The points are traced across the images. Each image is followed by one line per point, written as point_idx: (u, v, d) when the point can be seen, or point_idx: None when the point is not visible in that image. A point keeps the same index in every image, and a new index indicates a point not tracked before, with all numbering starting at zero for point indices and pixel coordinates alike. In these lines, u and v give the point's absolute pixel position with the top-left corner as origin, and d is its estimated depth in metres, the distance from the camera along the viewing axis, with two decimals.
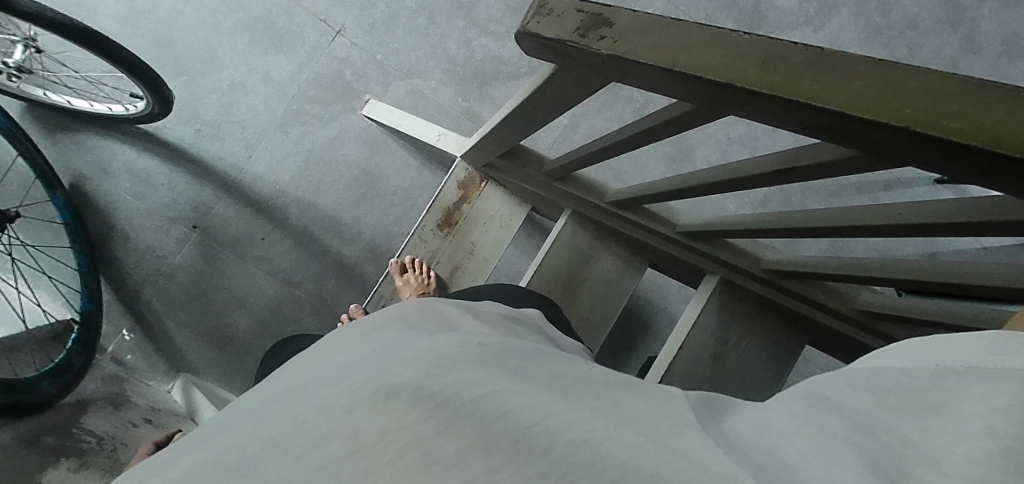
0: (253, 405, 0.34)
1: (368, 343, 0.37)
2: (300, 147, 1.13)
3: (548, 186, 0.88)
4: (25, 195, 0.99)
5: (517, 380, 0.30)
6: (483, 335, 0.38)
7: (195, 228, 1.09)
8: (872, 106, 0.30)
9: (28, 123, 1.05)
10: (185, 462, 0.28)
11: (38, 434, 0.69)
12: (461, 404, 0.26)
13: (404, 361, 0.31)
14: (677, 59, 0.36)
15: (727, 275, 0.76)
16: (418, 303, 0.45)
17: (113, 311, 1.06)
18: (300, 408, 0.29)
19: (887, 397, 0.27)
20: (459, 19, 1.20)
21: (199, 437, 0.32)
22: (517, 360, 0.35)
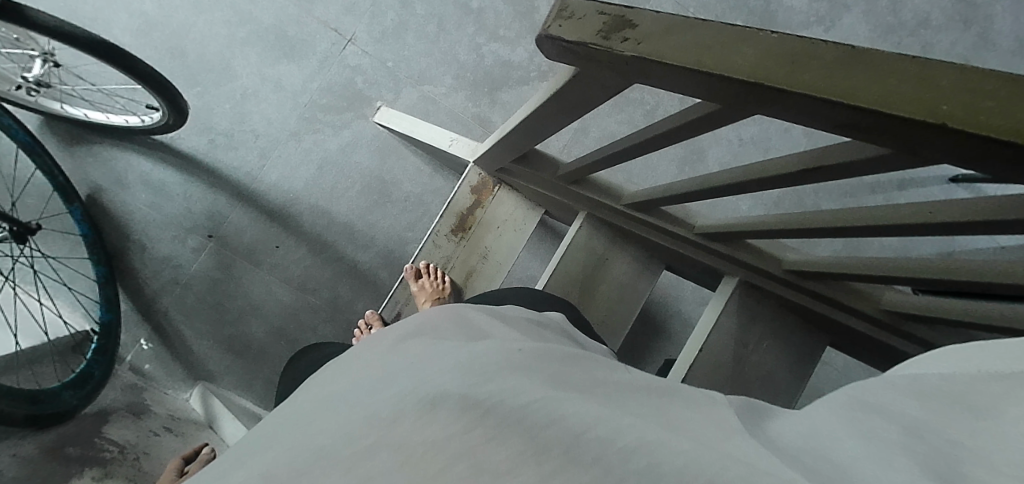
0: (294, 415, 0.34)
1: (405, 350, 0.37)
2: (312, 155, 1.14)
3: (563, 190, 0.87)
4: (44, 207, 1.00)
5: (562, 386, 0.30)
6: (518, 341, 0.38)
7: (210, 237, 1.10)
8: (905, 103, 0.29)
9: (45, 137, 1.07)
10: (234, 474, 0.28)
11: (61, 444, 0.69)
12: (510, 413, 0.27)
13: (447, 370, 0.31)
14: (703, 59, 0.36)
15: (746, 276, 0.76)
16: (447, 310, 0.45)
17: (131, 321, 1.07)
18: (344, 417, 0.30)
19: (935, 402, 0.27)
20: (468, 25, 1.21)
21: (242, 450, 0.32)
22: (558, 366, 0.35)
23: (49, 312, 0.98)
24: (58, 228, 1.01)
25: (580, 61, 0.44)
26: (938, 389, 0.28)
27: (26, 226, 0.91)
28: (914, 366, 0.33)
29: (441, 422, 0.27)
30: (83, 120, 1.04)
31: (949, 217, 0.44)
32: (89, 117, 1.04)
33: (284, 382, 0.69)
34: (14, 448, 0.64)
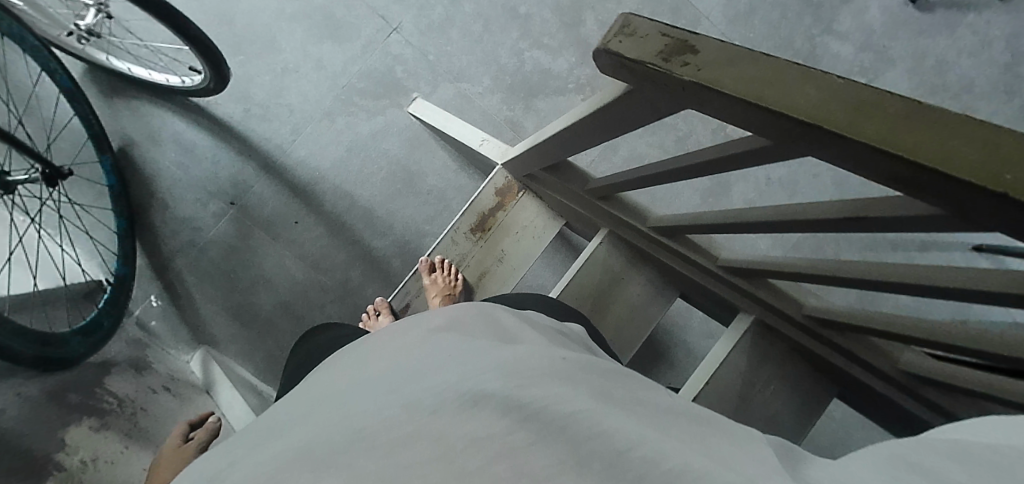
0: (330, 394, 0.35)
1: (441, 342, 0.38)
2: (343, 136, 1.14)
3: (588, 204, 0.87)
4: (76, 154, 1.03)
5: (604, 399, 0.31)
6: (556, 348, 0.38)
7: (232, 205, 1.10)
8: (966, 165, 0.29)
9: (86, 85, 1.09)
10: (273, 447, 0.29)
11: (65, 389, 0.70)
12: (554, 422, 0.27)
13: (490, 369, 0.32)
14: (764, 94, 0.36)
15: (762, 316, 0.75)
16: (481, 308, 0.46)
17: (143, 277, 1.07)
18: (383, 403, 0.30)
19: (982, 473, 0.26)
20: (513, 30, 1.22)
21: (273, 426, 0.33)
22: (600, 378, 0.35)
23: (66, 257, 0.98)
24: (86, 176, 1.03)
25: (633, 79, 0.44)
26: (986, 461, 0.27)
27: (59, 170, 0.91)
28: (954, 435, 0.32)
29: (484, 420, 0.27)
30: (125, 74, 1.05)
31: (985, 285, 0.43)
32: (132, 72, 1.06)
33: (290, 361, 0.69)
34: (20, 386, 0.64)
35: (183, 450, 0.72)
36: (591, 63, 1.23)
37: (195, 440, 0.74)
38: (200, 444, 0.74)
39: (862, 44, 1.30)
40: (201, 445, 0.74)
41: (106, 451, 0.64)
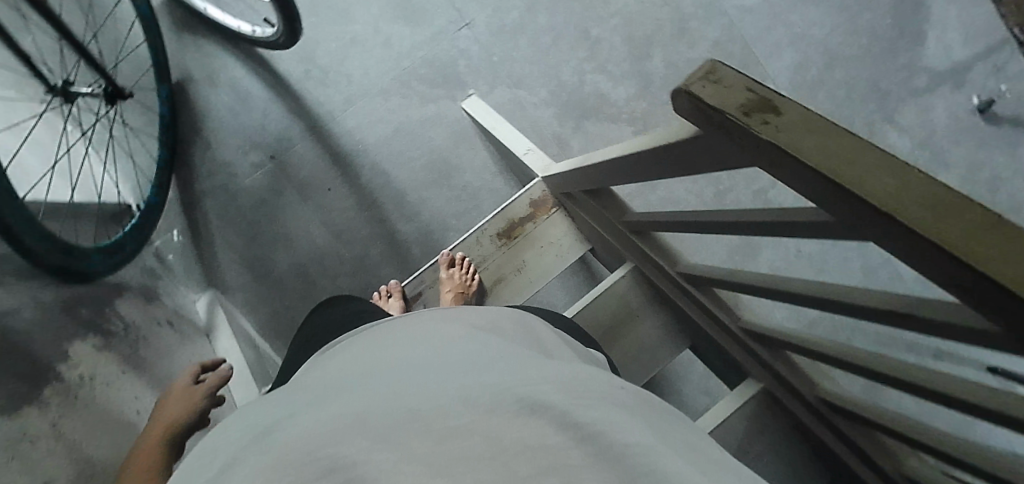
0: (396, 373, 0.39)
1: (505, 357, 0.41)
2: (393, 116, 1.15)
3: (620, 235, 0.86)
4: (137, 80, 1.06)
5: (661, 435, 0.32)
6: (615, 378, 0.41)
7: (272, 159, 1.12)
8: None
9: (162, 15, 1.12)
10: (343, 409, 0.33)
11: (77, 301, 0.71)
12: (603, 441, 0.29)
13: (553, 384, 0.35)
14: (841, 170, 0.36)
15: (771, 386, 0.73)
16: (533, 338, 0.50)
17: (171, 209, 1.08)
18: (447, 394, 0.34)
19: None
20: (580, 50, 1.24)
21: (343, 390, 0.38)
22: (660, 414, 0.37)
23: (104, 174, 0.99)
24: (142, 101, 1.06)
25: (704, 126, 0.44)
26: None
27: (121, 92, 0.95)
28: None
29: (536, 428, 0.30)
30: (203, 13, 1.08)
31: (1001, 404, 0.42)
32: (207, 12, 1.08)
33: (301, 327, 0.69)
34: (37, 291, 0.65)
35: (192, 394, 0.67)
36: (648, 98, 1.24)
37: (206, 384, 0.70)
38: (211, 390, 0.69)
39: (922, 141, 1.31)
40: (211, 392, 0.69)
41: (102, 371, 0.65)
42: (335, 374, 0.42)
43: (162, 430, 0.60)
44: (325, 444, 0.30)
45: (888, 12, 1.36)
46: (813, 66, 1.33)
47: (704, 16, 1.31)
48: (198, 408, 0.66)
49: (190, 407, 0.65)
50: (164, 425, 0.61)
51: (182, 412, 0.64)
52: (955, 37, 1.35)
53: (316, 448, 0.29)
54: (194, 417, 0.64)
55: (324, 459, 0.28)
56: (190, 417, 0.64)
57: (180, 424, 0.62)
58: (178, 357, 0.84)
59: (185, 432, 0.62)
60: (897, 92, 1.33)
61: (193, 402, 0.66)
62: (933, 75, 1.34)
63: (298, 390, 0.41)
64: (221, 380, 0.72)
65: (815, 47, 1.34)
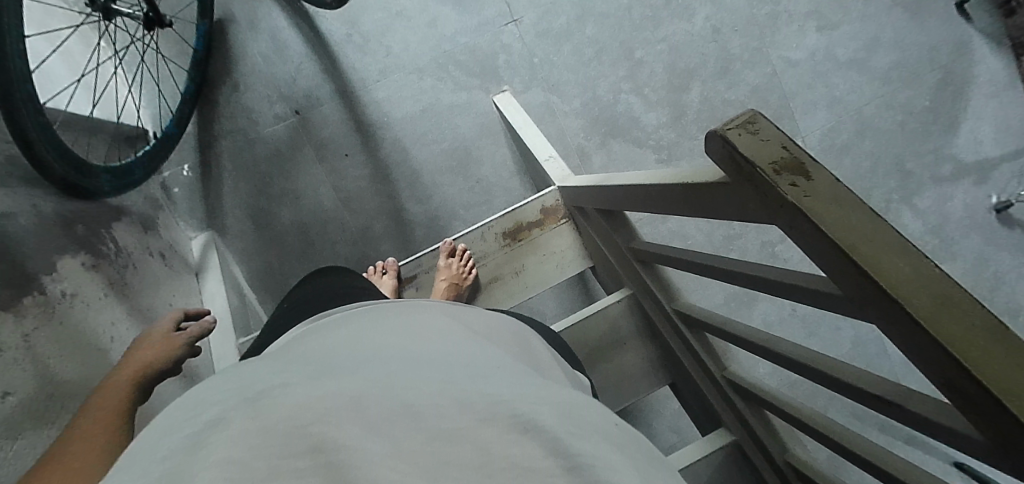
0: (399, 361, 0.40)
1: (503, 369, 0.42)
2: (423, 96, 1.15)
3: (623, 260, 0.85)
4: (179, 11, 1.05)
5: (644, 478, 0.33)
6: (606, 410, 0.41)
7: (296, 114, 1.11)
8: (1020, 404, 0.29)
9: None
10: (343, 385, 0.35)
11: (74, 217, 0.71)
12: (589, 472, 0.31)
13: (550, 406, 0.36)
14: (858, 248, 0.35)
15: (743, 441, 0.73)
16: (532, 359, 0.51)
17: (187, 144, 1.08)
18: (443, 393, 0.35)
19: None
20: (621, 69, 1.24)
21: (339, 365, 0.39)
22: (646, 455, 0.37)
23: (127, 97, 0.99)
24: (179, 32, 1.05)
25: (732, 174, 0.43)
26: None
27: (160, 19, 0.94)
28: None
29: (525, 448, 0.31)
30: None
31: None
32: None
33: (291, 292, 0.69)
34: (39, 198, 0.65)
35: (172, 340, 0.66)
36: (678, 129, 1.25)
37: (186, 333, 0.69)
38: (190, 341, 0.68)
39: (934, 228, 1.34)
40: (191, 342, 0.68)
41: (86, 291, 0.65)
42: (331, 347, 0.43)
43: (137, 367, 0.60)
44: (318, 418, 0.31)
45: (931, 93, 1.35)
46: (846, 132, 1.33)
47: (749, 59, 1.31)
48: (174, 356, 0.65)
49: (168, 353, 0.64)
50: (139, 363, 0.61)
51: (158, 356, 0.63)
52: (990, 132, 1.35)
53: (308, 421, 0.30)
54: (169, 364, 0.64)
55: (316, 436, 0.29)
56: (167, 362, 0.63)
57: (156, 365, 0.62)
58: (164, 290, 0.84)
59: (157, 376, 0.62)
60: (920, 174, 1.34)
61: (170, 348, 0.65)
62: (959, 166, 1.35)
63: (291, 357, 0.42)
64: (204, 330, 0.71)
65: (851, 112, 1.34)
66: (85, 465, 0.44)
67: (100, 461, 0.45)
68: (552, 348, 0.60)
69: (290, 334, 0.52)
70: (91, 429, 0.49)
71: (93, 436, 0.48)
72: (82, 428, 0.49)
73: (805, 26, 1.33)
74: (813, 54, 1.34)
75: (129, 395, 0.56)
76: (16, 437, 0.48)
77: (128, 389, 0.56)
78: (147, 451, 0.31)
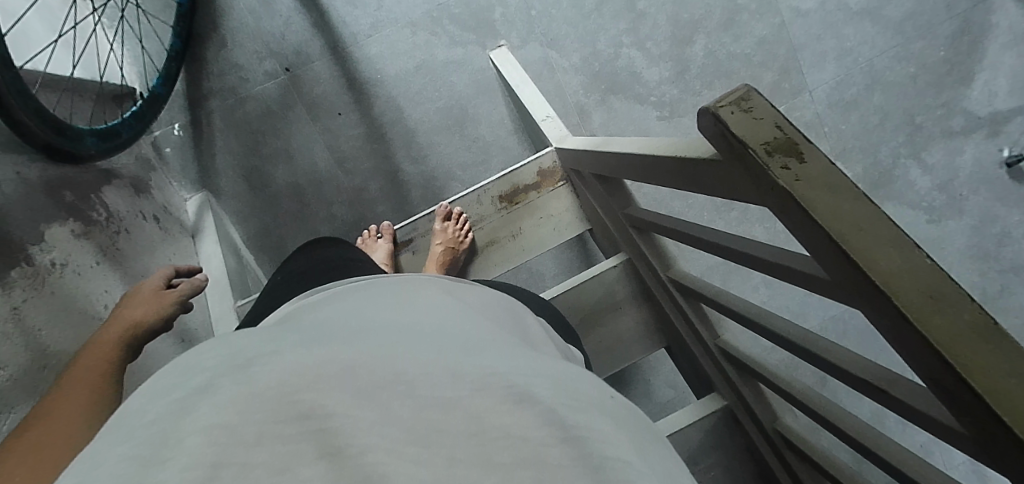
0: (388, 333, 0.39)
1: (495, 342, 0.42)
2: (417, 52, 1.11)
3: (620, 226, 0.84)
4: None
5: (640, 451, 0.33)
6: (603, 384, 0.41)
7: (286, 71, 1.07)
8: (1002, 401, 0.29)
9: None
10: (332, 348, 0.33)
11: (61, 183, 0.70)
12: (585, 445, 0.31)
13: (545, 379, 0.35)
14: (853, 239, 0.34)
15: (734, 406, 0.74)
16: (524, 334, 0.50)
17: (175, 103, 1.05)
18: (436, 362, 0.34)
19: None
20: (623, 21, 1.19)
21: (331, 335, 0.38)
22: (640, 428, 0.38)
23: (108, 54, 0.95)
24: None
25: (726, 153, 0.41)
26: None
27: None
28: None
29: (519, 418, 0.31)
30: None
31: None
32: None
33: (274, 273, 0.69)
34: (25, 167, 0.64)
35: (162, 297, 0.67)
36: (681, 85, 1.22)
37: (178, 290, 0.69)
38: (182, 297, 0.69)
39: (941, 184, 1.32)
40: (182, 298, 0.69)
41: (77, 259, 0.65)
42: (323, 320, 0.43)
43: (125, 327, 0.60)
44: (307, 382, 0.29)
45: (944, 46, 1.31)
46: (853, 88, 1.30)
47: (757, 10, 1.25)
48: (166, 313, 0.66)
49: (158, 310, 0.64)
50: (128, 323, 0.61)
51: (148, 313, 0.63)
52: (1005, 85, 1.31)
53: (299, 386, 0.29)
54: (160, 322, 0.64)
55: (308, 402, 0.28)
56: (156, 320, 0.64)
57: (146, 324, 0.63)
58: (158, 254, 0.85)
59: (147, 334, 0.62)
60: (930, 129, 1.32)
61: (161, 304, 0.65)
62: (970, 121, 1.32)
63: (280, 328, 0.41)
64: (196, 288, 0.71)
65: (860, 66, 1.30)
66: (73, 423, 0.46)
67: (88, 423, 0.46)
68: (544, 320, 0.60)
69: (281, 309, 0.51)
70: (79, 388, 0.50)
71: (82, 393, 0.49)
72: (70, 386, 0.50)
73: None
74: (823, 4, 1.28)
75: (116, 357, 0.56)
76: (9, 409, 0.49)
77: (115, 351, 0.57)
78: (131, 416, 0.29)
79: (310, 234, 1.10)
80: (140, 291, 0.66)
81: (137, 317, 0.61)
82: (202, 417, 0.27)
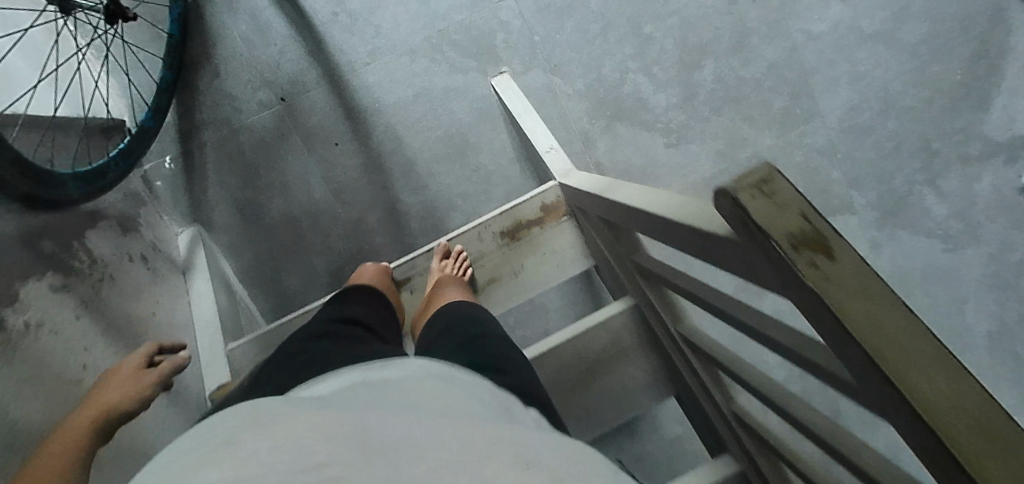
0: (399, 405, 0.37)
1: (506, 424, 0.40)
2: (416, 80, 1.07)
3: (627, 271, 0.80)
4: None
5: None
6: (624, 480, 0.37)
7: (281, 101, 1.04)
8: None
9: None
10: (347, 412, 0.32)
11: (41, 232, 0.67)
12: None
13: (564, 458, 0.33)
14: (864, 332, 0.31)
15: (747, 469, 0.70)
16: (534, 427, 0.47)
17: (166, 134, 1.02)
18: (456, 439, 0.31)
19: None
20: (629, 46, 1.16)
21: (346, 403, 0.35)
22: None
23: (93, 88, 0.92)
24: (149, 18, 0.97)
25: (742, 238, 0.38)
26: None
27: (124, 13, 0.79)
28: None
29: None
30: None
31: None
32: None
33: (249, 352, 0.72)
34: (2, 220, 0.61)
35: (141, 377, 0.65)
36: (689, 112, 1.19)
37: (158, 370, 0.68)
38: (162, 378, 0.68)
39: (958, 212, 1.28)
40: (161, 379, 0.68)
41: (53, 316, 0.62)
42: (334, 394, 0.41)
43: (100, 409, 0.58)
44: (321, 442, 0.27)
45: (960, 69, 1.27)
46: (867, 112, 1.27)
47: (767, 33, 1.22)
48: (143, 395, 0.64)
49: (135, 392, 0.62)
50: (103, 404, 0.58)
51: (125, 395, 0.61)
52: None
53: (306, 454, 0.26)
54: (136, 404, 0.62)
55: (322, 462, 0.26)
56: (136, 402, 0.62)
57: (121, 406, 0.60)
58: (145, 298, 0.81)
59: (122, 417, 0.60)
60: (946, 154, 1.28)
61: (138, 385, 0.63)
62: (988, 146, 1.28)
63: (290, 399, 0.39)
64: (177, 368, 0.71)
65: (873, 91, 1.26)
66: None
67: None
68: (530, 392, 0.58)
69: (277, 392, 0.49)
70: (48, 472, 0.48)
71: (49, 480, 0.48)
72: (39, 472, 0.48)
73: None
74: (836, 26, 1.24)
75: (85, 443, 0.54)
76: None
77: (88, 436, 0.55)
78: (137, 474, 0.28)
79: (305, 268, 1.06)
80: (118, 370, 0.64)
81: (114, 399, 0.59)
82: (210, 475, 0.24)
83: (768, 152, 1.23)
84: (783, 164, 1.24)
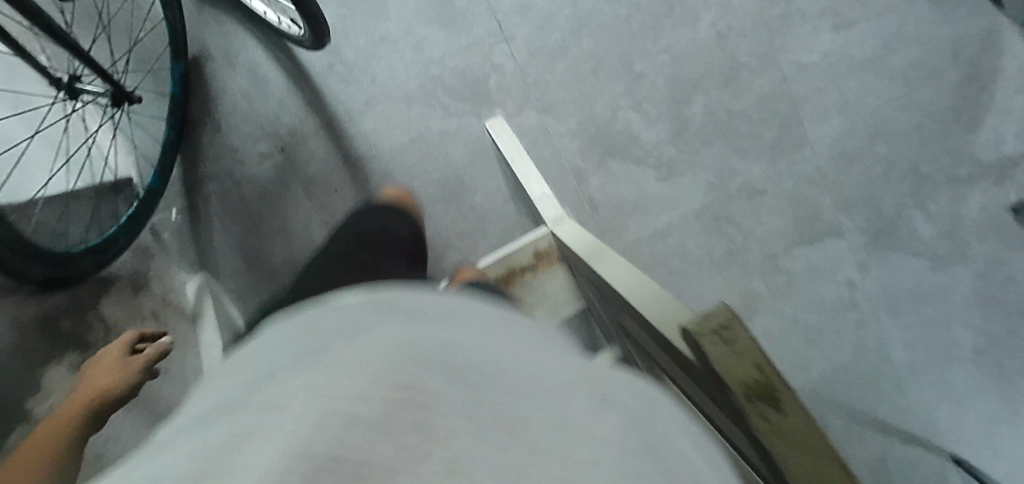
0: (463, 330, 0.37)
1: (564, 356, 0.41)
2: (411, 125, 1.11)
3: (616, 326, 0.83)
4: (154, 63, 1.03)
5: None
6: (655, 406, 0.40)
7: (281, 150, 1.08)
8: None
9: None
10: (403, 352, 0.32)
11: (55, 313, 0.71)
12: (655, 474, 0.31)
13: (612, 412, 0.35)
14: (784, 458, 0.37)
15: None
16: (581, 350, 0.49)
17: (173, 187, 1.06)
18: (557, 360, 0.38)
19: None
20: (620, 83, 1.19)
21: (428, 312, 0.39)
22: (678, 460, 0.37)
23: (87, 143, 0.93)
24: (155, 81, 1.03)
25: (698, 364, 0.44)
26: None
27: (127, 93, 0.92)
28: None
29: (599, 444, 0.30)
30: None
31: None
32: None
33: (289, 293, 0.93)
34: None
35: (128, 364, 0.69)
36: (680, 145, 1.22)
37: (145, 355, 0.72)
38: (148, 363, 0.71)
39: (947, 231, 1.27)
40: (147, 365, 0.71)
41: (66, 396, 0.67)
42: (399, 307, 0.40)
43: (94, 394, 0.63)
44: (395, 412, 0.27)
45: (948, 94, 1.29)
46: (857, 139, 1.29)
47: (757, 67, 1.24)
48: (132, 379, 0.68)
49: (125, 379, 0.67)
50: (97, 389, 0.64)
51: (115, 382, 0.66)
52: (1016, 129, 1.28)
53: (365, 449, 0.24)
54: (126, 388, 0.66)
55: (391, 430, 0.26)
56: (124, 385, 0.66)
57: (114, 390, 0.65)
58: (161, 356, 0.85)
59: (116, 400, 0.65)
60: (936, 177, 1.28)
61: (126, 373, 0.68)
62: (980, 168, 1.28)
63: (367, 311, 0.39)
64: (158, 353, 0.73)
65: (863, 118, 1.28)
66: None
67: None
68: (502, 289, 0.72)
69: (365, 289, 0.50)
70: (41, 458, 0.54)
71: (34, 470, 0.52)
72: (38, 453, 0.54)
73: (818, 27, 1.26)
74: (826, 56, 1.27)
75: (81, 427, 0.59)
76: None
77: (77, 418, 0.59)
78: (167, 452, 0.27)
79: None
80: (104, 359, 0.68)
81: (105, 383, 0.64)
82: (334, 395, 0.27)
83: (759, 182, 1.25)
84: (773, 192, 1.26)
